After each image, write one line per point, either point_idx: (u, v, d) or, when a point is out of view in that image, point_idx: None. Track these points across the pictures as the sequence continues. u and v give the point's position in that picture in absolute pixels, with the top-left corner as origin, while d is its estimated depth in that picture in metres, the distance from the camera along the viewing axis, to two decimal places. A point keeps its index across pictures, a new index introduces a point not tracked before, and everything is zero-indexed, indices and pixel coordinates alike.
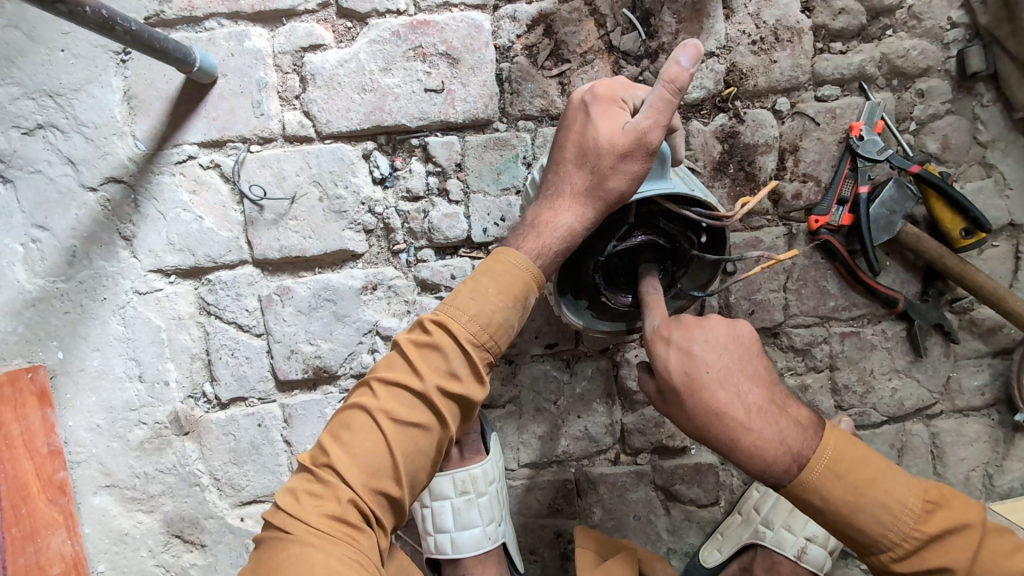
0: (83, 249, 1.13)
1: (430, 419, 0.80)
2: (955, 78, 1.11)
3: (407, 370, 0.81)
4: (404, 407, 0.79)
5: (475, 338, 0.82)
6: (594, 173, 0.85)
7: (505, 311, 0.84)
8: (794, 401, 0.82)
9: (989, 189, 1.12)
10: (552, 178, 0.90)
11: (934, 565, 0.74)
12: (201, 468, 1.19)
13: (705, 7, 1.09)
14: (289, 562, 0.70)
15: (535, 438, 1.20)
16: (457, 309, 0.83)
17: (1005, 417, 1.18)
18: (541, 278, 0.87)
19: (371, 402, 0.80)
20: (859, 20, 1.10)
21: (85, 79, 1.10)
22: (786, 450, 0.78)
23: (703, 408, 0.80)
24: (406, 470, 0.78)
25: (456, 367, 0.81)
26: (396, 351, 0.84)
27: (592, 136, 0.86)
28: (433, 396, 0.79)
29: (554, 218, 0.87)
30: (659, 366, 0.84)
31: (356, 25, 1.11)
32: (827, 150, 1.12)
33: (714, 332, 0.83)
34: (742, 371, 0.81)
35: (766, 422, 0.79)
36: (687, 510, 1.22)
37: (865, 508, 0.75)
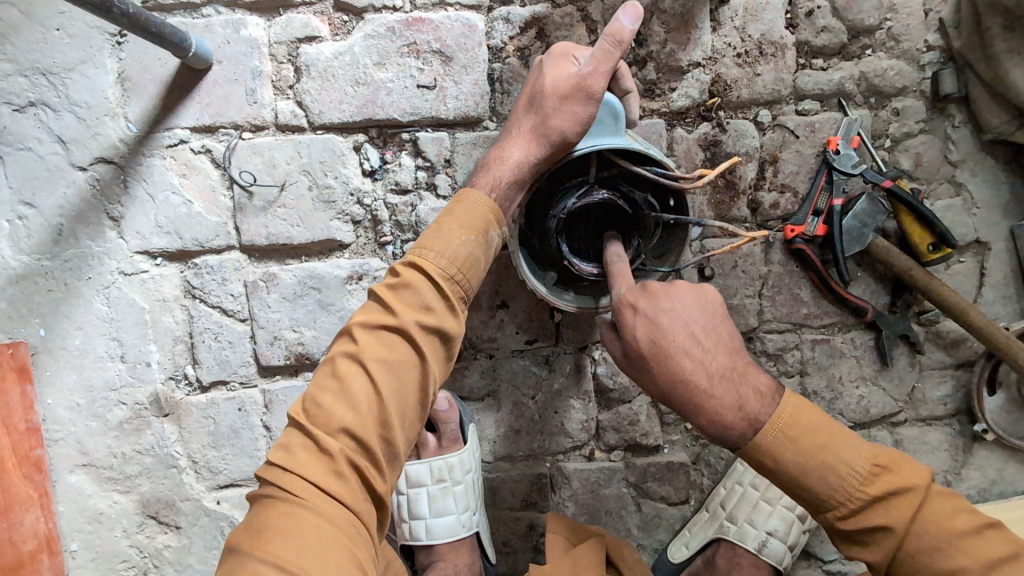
0: (70, 228, 1.14)
1: (412, 353, 0.83)
2: (929, 98, 1.16)
3: (382, 312, 0.85)
4: (385, 344, 0.82)
5: (445, 272, 0.87)
6: (539, 115, 0.93)
7: (470, 243, 0.89)
8: (755, 368, 0.85)
9: (957, 207, 1.16)
10: (509, 123, 0.99)
11: (875, 523, 0.78)
12: (180, 450, 1.20)
13: (693, 18, 1.13)
14: (284, 522, 0.71)
15: (512, 431, 1.23)
16: (424, 249, 0.88)
17: (966, 427, 1.22)
18: (500, 215, 0.93)
19: (351, 347, 0.83)
20: (840, 38, 1.14)
21: (80, 59, 1.11)
22: (744, 415, 0.81)
23: (667, 373, 0.82)
24: (396, 405, 0.81)
25: (428, 300, 0.85)
26: (371, 300, 0.88)
27: (543, 81, 0.95)
28: (412, 330, 0.83)
29: (506, 156, 0.94)
30: (625, 332, 0.85)
31: (352, 19, 1.13)
32: (805, 162, 1.16)
33: (678, 301, 0.85)
34: (706, 338, 0.84)
35: (726, 388, 0.82)
36: (657, 507, 1.25)
37: (814, 470, 0.79)
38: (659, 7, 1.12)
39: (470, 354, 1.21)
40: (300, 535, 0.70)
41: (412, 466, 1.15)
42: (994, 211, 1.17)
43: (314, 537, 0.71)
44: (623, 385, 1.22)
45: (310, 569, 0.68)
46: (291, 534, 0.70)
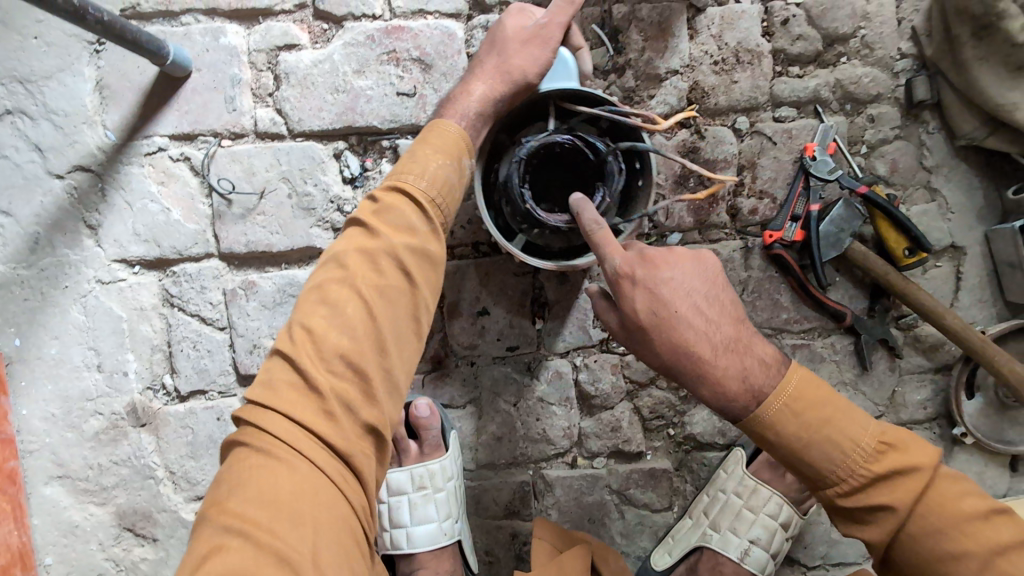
0: (47, 236, 1.13)
1: (403, 277, 0.83)
2: (903, 105, 1.17)
3: (370, 236, 0.84)
4: (375, 268, 0.82)
5: (427, 195, 0.88)
6: (501, 55, 0.96)
7: (448, 168, 0.90)
8: (759, 339, 0.86)
9: (932, 212, 1.17)
10: (471, 66, 1.01)
11: (876, 502, 0.79)
12: (157, 461, 1.18)
13: (670, 27, 1.14)
14: (263, 470, 0.70)
15: (494, 438, 1.22)
16: (404, 176, 0.89)
17: (946, 430, 1.23)
18: (473, 147, 0.94)
19: (340, 273, 0.82)
20: (815, 46, 1.16)
21: (57, 67, 1.11)
22: (747, 385, 0.82)
23: (670, 344, 0.83)
24: (391, 332, 0.80)
25: (414, 223, 0.86)
26: (355, 227, 0.87)
27: (505, 28, 0.99)
28: (403, 254, 0.83)
29: (469, 92, 0.96)
30: (625, 303, 0.85)
31: (332, 28, 1.13)
32: (782, 169, 1.17)
33: (679, 270, 0.85)
34: (708, 308, 0.85)
35: (730, 358, 0.83)
36: (641, 514, 1.25)
37: (817, 445, 0.80)
38: (637, 15, 1.13)
39: (451, 361, 1.21)
40: (283, 488, 0.69)
41: (393, 474, 1.15)
42: (969, 215, 1.18)
43: (294, 486, 0.70)
44: (605, 391, 1.22)
45: (291, 523, 0.68)
46: (278, 481, 0.70)
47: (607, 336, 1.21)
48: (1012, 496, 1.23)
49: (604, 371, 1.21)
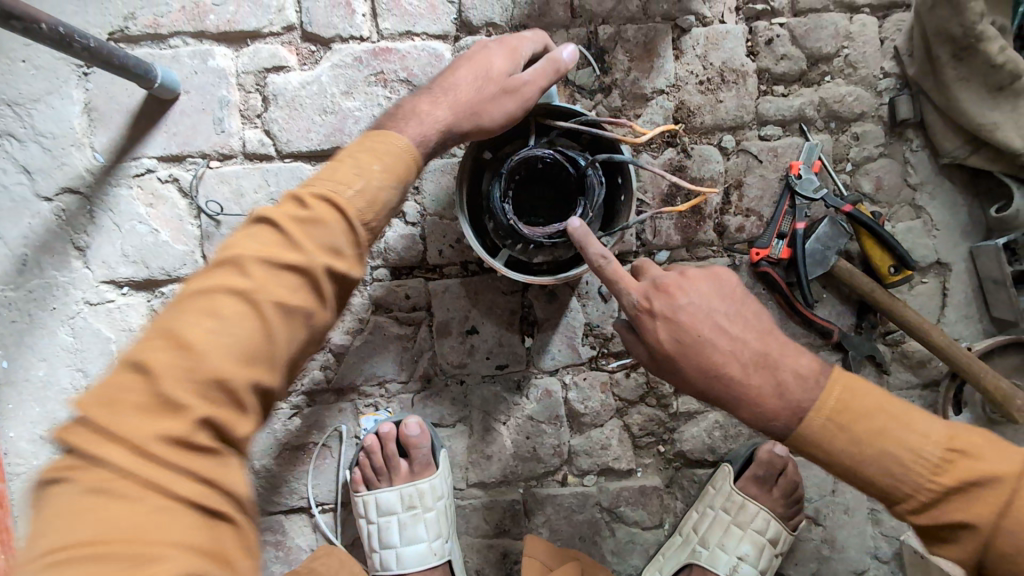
0: (34, 258, 1.13)
1: (313, 301, 0.67)
2: (887, 124, 1.18)
3: (283, 246, 0.67)
4: (283, 285, 0.65)
5: (361, 216, 0.72)
6: (477, 89, 0.86)
7: (390, 190, 0.76)
8: (794, 349, 0.77)
9: (917, 229, 1.18)
10: (437, 81, 0.88)
11: (952, 517, 0.70)
12: None
13: (656, 47, 1.15)
14: (91, 512, 0.53)
15: (483, 457, 1.22)
16: (340, 183, 0.72)
17: None
18: (417, 161, 0.81)
19: (234, 281, 0.64)
20: (799, 65, 1.17)
21: (45, 89, 1.11)
22: (789, 408, 0.73)
23: (699, 372, 0.76)
24: (280, 360, 0.64)
25: (341, 245, 0.70)
26: (261, 225, 0.69)
27: (488, 64, 0.88)
28: (319, 277, 0.67)
29: (431, 113, 0.84)
30: (648, 339, 0.78)
31: (319, 49, 1.14)
32: (769, 187, 1.18)
33: (694, 292, 0.77)
34: (732, 325, 0.76)
35: (766, 379, 0.74)
36: (632, 532, 1.25)
37: (876, 461, 0.71)
38: (622, 36, 1.15)
39: (440, 380, 1.20)
40: (115, 538, 0.52)
41: (383, 493, 1.14)
42: (954, 232, 1.19)
43: (128, 536, 0.52)
44: (594, 409, 1.22)
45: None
46: (110, 528, 0.53)
47: (596, 354, 1.21)
48: None
49: (593, 389, 1.22)
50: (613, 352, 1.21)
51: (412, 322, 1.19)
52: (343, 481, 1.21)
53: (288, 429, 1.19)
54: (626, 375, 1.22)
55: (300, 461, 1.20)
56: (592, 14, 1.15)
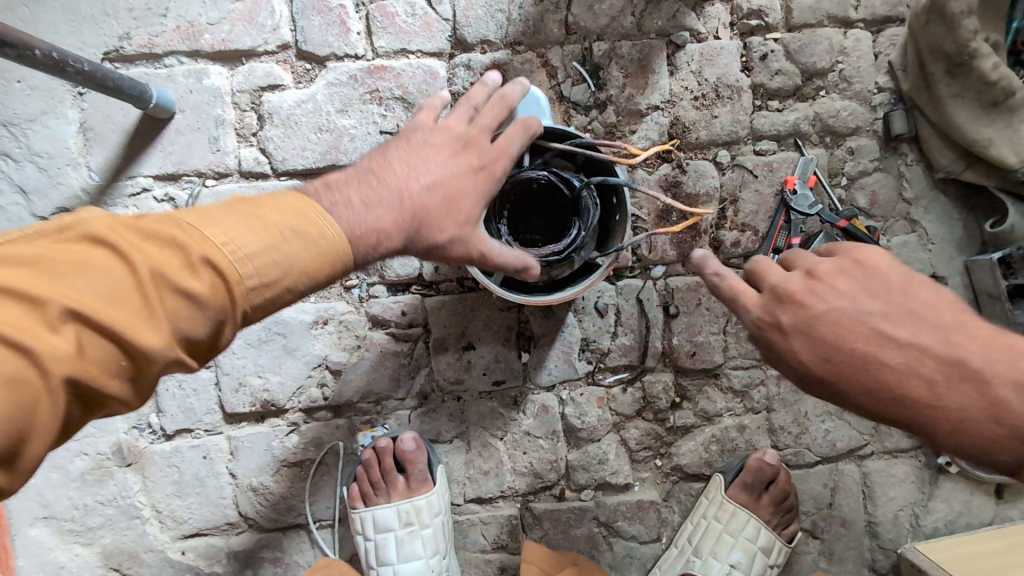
0: None
1: (127, 382, 0.59)
2: (882, 138, 1.19)
3: (129, 305, 0.57)
4: (100, 357, 0.56)
5: (243, 307, 0.63)
6: (438, 223, 0.76)
7: (294, 287, 0.66)
8: (1003, 351, 0.64)
9: (913, 243, 1.19)
10: (400, 187, 0.75)
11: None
12: (143, 500, 1.18)
13: (651, 63, 1.15)
14: None
15: (481, 473, 1.22)
16: (242, 262, 0.62)
17: (931, 459, 1.24)
18: (350, 260, 0.70)
19: (32, 331, 0.52)
20: (794, 80, 1.17)
21: (41, 110, 1.11)
22: (1006, 431, 0.62)
23: (873, 395, 0.68)
24: (45, 439, 0.55)
25: (201, 331, 0.62)
26: (109, 254, 0.59)
27: (460, 195, 0.77)
28: (155, 361, 0.59)
29: (384, 232, 0.72)
30: (785, 359, 0.72)
31: (315, 67, 1.14)
32: (764, 201, 1.18)
33: (838, 298, 0.70)
34: (901, 332, 0.67)
35: (965, 398, 0.64)
36: (629, 546, 1.25)
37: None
38: (617, 53, 1.15)
39: (437, 397, 1.21)
40: None
41: (380, 510, 1.15)
42: (950, 246, 1.19)
43: None
44: (591, 424, 1.22)
45: None
46: None
47: (593, 369, 1.21)
48: (997, 523, 1.24)
49: (589, 405, 1.22)
50: (609, 367, 1.21)
51: (409, 339, 1.19)
52: (341, 498, 1.22)
53: (285, 446, 1.19)
54: (623, 391, 1.22)
55: (298, 477, 1.20)
56: (587, 31, 1.15)
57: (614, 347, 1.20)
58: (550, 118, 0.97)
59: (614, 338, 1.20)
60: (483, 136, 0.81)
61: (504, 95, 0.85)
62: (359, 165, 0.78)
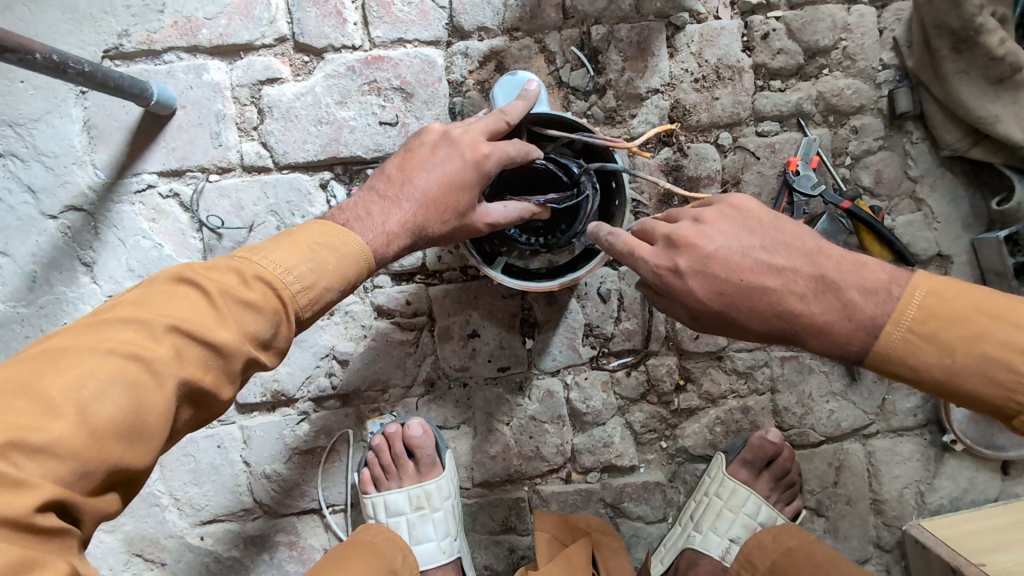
0: (43, 275, 1.15)
1: (219, 381, 0.69)
2: (887, 116, 1.17)
3: (206, 317, 0.68)
4: (192, 361, 0.66)
5: (296, 309, 0.73)
6: (441, 219, 0.85)
7: (338, 287, 0.77)
8: (855, 263, 0.74)
9: (918, 222, 1.17)
10: (401, 194, 0.84)
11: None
12: (162, 489, 1.21)
13: (650, 46, 1.14)
14: None
15: (488, 458, 1.24)
16: (286, 271, 0.73)
17: (936, 437, 1.25)
18: (373, 261, 0.81)
19: (137, 346, 0.64)
20: (796, 59, 1.15)
21: (44, 109, 1.13)
22: (858, 326, 0.71)
23: (757, 317, 0.76)
24: (160, 436, 0.65)
25: (268, 332, 0.72)
26: (183, 285, 0.71)
27: (460, 189, 0.85)
28: (236, 360, 0.69)
29: (395, 232, 0.83)
30: (684, 296, 0.78)
31: (312, 60, 1.14)
32: (767, 182, 1.17)
33: (722, 236, 0.77)
34: (773, 256, 0.75)
35: (824, 304, 0.73)
36: (635, 526, 1.27)
37: (972, 370, 0.68)
38: (615, 36, 1.14)
39: (444, 384, 1.22)
40: None
41: (391, 495, 1.18)
42: (955, 224, 1.18)
43: None
44: (596, 408, 1.23)
45: None
46: None
47: (597, 354, 1.22)
48: (1003, 499, 1.25)
49: (594, 389, 1.23)
50: (613, 352, 1.23)
51: (414, 328, 1.20)
52: (353, 483, 1.24)
53: (296, 435, 1.22)
54: (627, 374, 1.23)
55: (310, 464, 1.23)
56: (585, 15, 1.14)
57: (617, 332, 1.21)
58: (547, 105, 0.96)
59: (617, 323, 1.21)
60: (476, 131, 0.86)
61: (502, 112, 0.89)
62: (371, 178, 0.88)
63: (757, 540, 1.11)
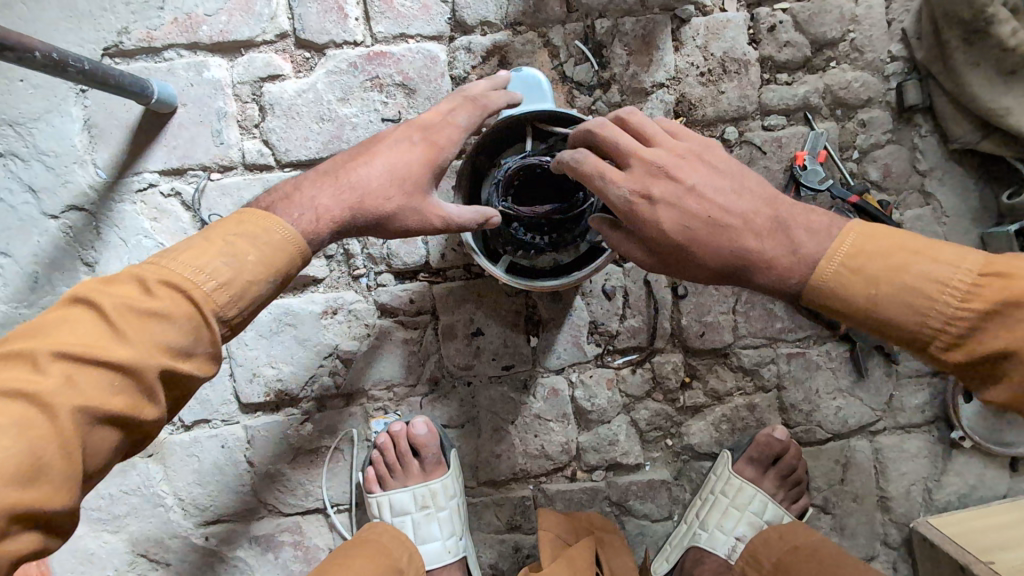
0: (45, 275, 1.15)
1: (131, 400, 0.67)
2: (895, 109, 1.16)
3: (104, 338, 0.66)
4: (88, 384, 0.64)
5: (213, 309, 0.71)
6: (383, 195, 0.83)
7: (258, 281, 0.74)
8: (803, 210, 0.78)
9: (927, 217, 1.16)
10: (347, 172, 0.84)
11: (989, 347, 0.66)
12: (166, 489, 1.21)
13: (655, 40, 1.13)
14: None
15: (492, 456, 1.24)
16: (196, 271, 0.70)
17: (945, 434, 1.24)
18: (303, 248, 0.78)
19: (23, 381, 0.62)
20: (803, 52, 1.14)
21: (44, 108, 1.12)
22: (800, 259, 0.74)
23: (715, 252, 0.77)
24: (67, 467, 0.62)
25: (184, 340, 0.69)
26: (80, 308, 0.69)
27: (405, 166, 0.84)
28: (147, 373, 0.67)
29: (333, 211, 0.81)
30: (650, 228, 0.78)
31: (314, 56, 1.13)
32: (773, 177, 1.16)
33: (695, 173, 0.79)
34: (737, 196, 0.78)
35: (776, 241, 0.75)
36: (641, 525, 1.26)
37: (893, 298, 0.69)
38: (620, 30, 1.12)
39: (448, 382, 1.22)
40: None
41: (396, 494, 1.17)
42: (964, 218, 1.16)
43: None
44: (601, 406, 1.22)
45: None
46: None
47: (601, 351, 1.21)
48: (1011, 496, 1.24)
49: (599, 386, 1.22)
50: (618, 349, 1.22)
51: (417, 326, 1.19)
52: (357, 482, 1.24)
53: (300, 435, 1.21)
54: (632, 372, 1.22)
55: (314, 464, 1.22)
56: (588, 8, 1.12)
57: (622, 330, 1.20)
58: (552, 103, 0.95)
59: (622, 321, 1.20)
60: (433, 113, 0.88)
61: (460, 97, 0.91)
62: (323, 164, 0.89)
63: (764, 537, 1.11)
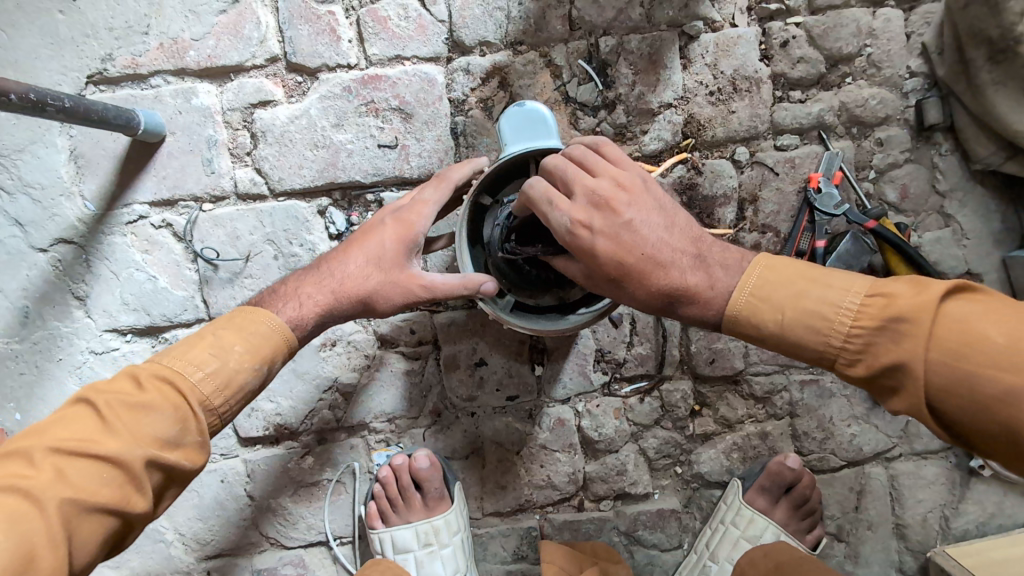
0: (36, 310, 1.11)
1: (121, 492, 0.68)
2: (913, 128, 1.11)
3: (97, 432, 0.69)
4: (79, 476, 0.66)
5: (201, 399, 0.75)
6: (358, 278, 0.85)
7: (245, 371, 0.78)
8: (717, 244, 0.78)
9: (946, 239, 1.12)
10: (324, 261, 0.87)
11: (884, 359, 0.65)
12: (166, 525, 1.18)
13: (662, 58, 1.07)
14: None
15: (498, 488, 1.21)
16: (188, 364, 0.75)
17: (963, 461, 1.20)
18: (293, 339, 0.83)
19: (16, 478, 0.65)
20: (817, 68, 1.09)
21: (28, 139, 1.08)
22: (714, 291, 0.74)
23: (647, 290, 0.75)
24: (56, 561, 0.63)
25: (172, 431, 0.72)
26: (78, 405, 0.73)
27: (377, 246, 0.85)
28: (136, 464, 0.69)
29: (313, 297, 0.84)
30: (590, 258, 0.75)
31: (306, 80, 1.08)
32: (786, 200, 1.11)
33: (637, 207, 0.76)
34: (669, 233, 0.76)
35: (696, 271, 0.75)
36: (650, 554, 1.24)
37: (795, 324, 0.70)
38: (625, 48, 1.07)
39: (450, 414, 1.19)
40: None
41: (398, 531, 1.15)
42: (986, 240, 1.12)
43: None
44: (609, 436, 1.19)
45: None
46: None
47: (608, 379, 1.18)
48: None
49: (606, 416, 1.19)
50: (626, 377, 1.18)
51: (419, 357, 1.16)
52: (359, 516, 1.22)
53: (300, 467, 1.19)
54: (640, 400, 1.19)
55: (316, 498, 1.20)
56: (593, 25, 1.07)
57: (630, 357, 1.17)
58: (558, 138, 0.87)
59: (629, 348, 1.16)
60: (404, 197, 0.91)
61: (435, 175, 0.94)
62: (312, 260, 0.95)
63: (749, 558, 1.08)
